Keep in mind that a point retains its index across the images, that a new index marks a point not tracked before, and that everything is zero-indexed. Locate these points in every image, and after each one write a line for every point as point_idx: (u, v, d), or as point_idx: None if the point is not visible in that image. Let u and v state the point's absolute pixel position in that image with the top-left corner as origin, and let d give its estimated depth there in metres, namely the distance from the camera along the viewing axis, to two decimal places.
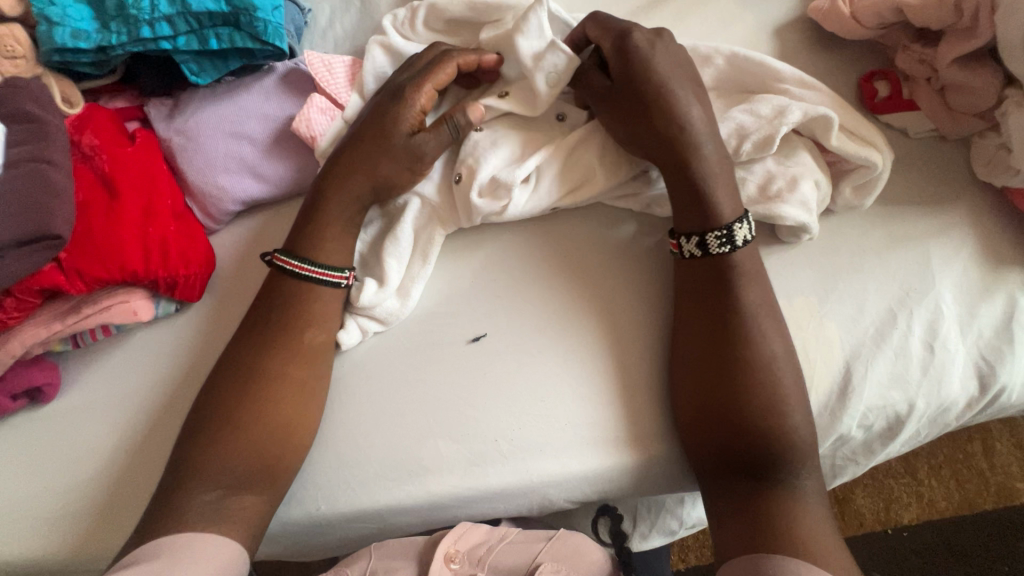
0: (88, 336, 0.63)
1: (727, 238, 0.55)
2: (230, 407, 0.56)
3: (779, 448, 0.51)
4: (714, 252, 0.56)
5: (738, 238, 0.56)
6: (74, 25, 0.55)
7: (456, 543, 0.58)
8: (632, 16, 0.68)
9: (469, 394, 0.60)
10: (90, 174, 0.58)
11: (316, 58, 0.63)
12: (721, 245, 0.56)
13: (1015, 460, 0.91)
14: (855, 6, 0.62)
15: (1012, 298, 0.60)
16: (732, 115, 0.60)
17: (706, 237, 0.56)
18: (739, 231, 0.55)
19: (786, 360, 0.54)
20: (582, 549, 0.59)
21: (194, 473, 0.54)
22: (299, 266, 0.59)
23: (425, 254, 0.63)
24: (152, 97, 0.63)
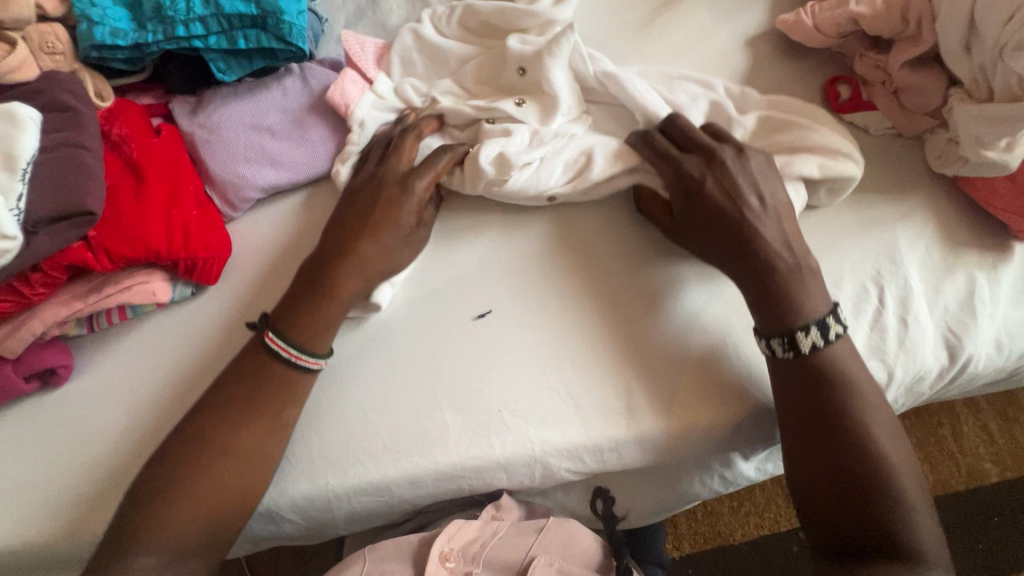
0: (104, 319, 0.64)
1: (791, 344, 0.56)
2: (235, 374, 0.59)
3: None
4: (779, 356, 0.57)
5: (803, 346, 0.55)
6: (113, 24, 0.60)
7: (451, 542, 0.60)
8: (619, 28, 0.75)
9: (475, 368, 0.63)
10: (119, 162, 0.62)
11: (351, 37, 0.70)
12: (786, 350, 0.56)
13: (982, 442, 0.96)
14: (817, 18, 0.69)
15: (971, 276, 0.66)
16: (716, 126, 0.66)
17: (769, 342, 0.57)
18: (804, 338, 0.55)
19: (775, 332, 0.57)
20: (574, 538, 0.62)
21: (203, 413, 0.57)
22: (288, 349, 0.59)
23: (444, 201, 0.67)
24: (177, 95, 0.68)
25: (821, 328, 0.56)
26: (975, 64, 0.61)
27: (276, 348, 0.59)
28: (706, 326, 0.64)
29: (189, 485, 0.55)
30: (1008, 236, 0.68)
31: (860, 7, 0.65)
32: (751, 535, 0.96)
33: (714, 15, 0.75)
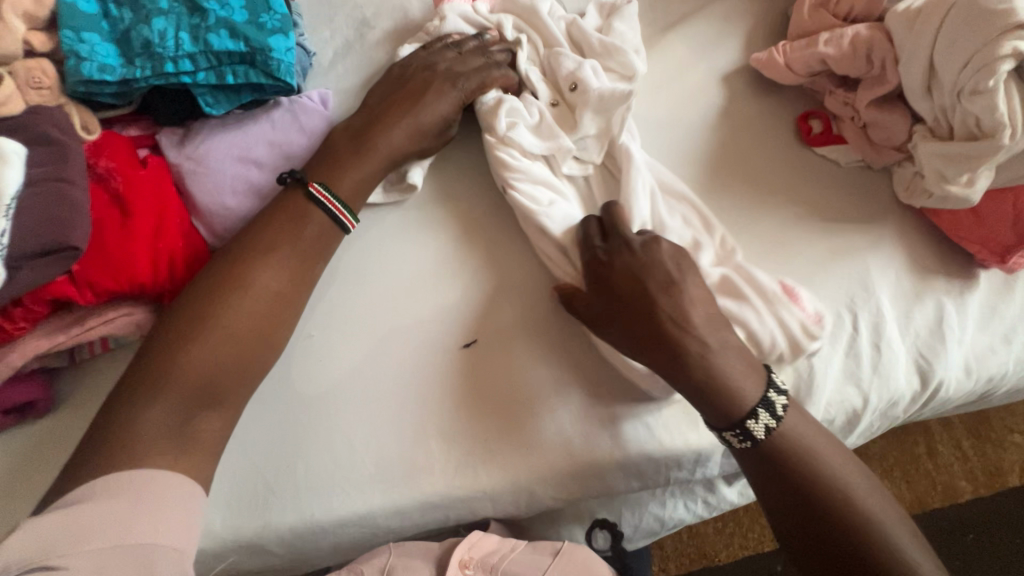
0: (85, 350, 0.64)
1: (744, 435, 0.55)
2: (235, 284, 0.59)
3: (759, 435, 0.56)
4: (734, 446, 0.57)
5: (756, 435, 0.55)
6: (101, 60, 0.60)
7: (470, 551, 0.60)
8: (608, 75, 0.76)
9: (462, 397, 0.63)
10: (104, 194, 0.62)
11: None
12: (741, 441, 0.56)
13: (956, 460, 0.99)
14: (788, 57, 0.72)
15: (940, 303, 0.69)
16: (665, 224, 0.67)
17: (723, 434, 0.57)
18: (756, 427, 0.55)
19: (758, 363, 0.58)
20: (593, 563, 0.60)
21: (217, 290, 0.59)
22: (331, 202, 0.64)
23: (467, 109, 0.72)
24: (164, 127, 0.68)
25: (768, 408, 0.55)
26: (936, 104, 0.64)
27: (319, 199, 0.64)
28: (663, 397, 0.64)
29: (191, 365, 0.55)
30: (973, 265, 0.70)
31: (828, 48, 0.69)
32: (736, 555, 0.97)
33: (693, 49, 0.78)
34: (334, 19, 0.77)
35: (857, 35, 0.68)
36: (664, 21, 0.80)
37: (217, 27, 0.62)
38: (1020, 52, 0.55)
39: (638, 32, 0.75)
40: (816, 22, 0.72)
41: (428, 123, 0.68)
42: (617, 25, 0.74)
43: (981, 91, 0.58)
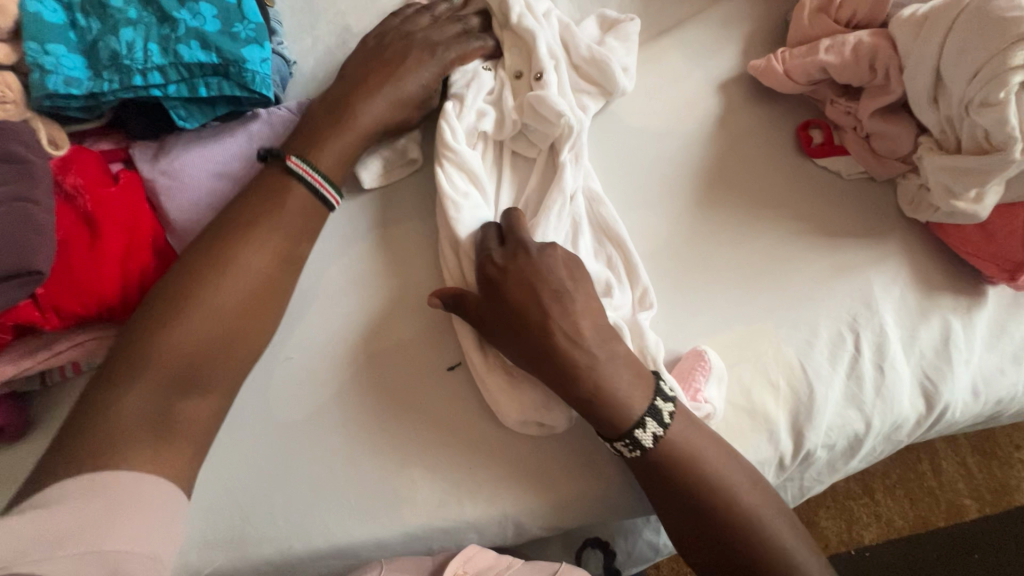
0: (56, 374, 0.62)
1: (633, 445, 0.54)
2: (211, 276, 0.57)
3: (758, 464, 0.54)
4: (627, 456, 0.55)
5: (644, 443, 0.54)
6: (67, 73, 0.58)
7: (465, 565, 0.56)
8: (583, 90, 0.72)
9: (447, 425, 0.61)
10: (72, 212, 0.59)
11: None
12: (630, 450, 0.54)
13: (961, 477, 0.96)
14: (787, 65, 0.68)
15: (946, 322, 0.66)
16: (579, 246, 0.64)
17: (615, 444, 0.55)
18: (643, 435, 0.54)
19: None
20: None
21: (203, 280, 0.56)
22: (312, 174, 0.62)
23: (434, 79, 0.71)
24: (137, 141, 0.65)
25: (655, 416, 0.55)
26: (943, 116, 0.61)
27: (298, 172, 0.62)
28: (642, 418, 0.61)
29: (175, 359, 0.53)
30: (981, 281, 0.68)
31: (829, 56, 0.65)
32: None
33: (688, 56, 0.75)
34: (314, 27, 0.74)
35: (860, 43, 0.65)
36: (658, 26, 0.77)
37: (188, 37, 0.59)
38: None
39: (633, 51, 0.72)
40: (817, 29, 0.68)
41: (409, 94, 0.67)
42: (610, 41, 0.71)
43: (991, 104, 0.55)
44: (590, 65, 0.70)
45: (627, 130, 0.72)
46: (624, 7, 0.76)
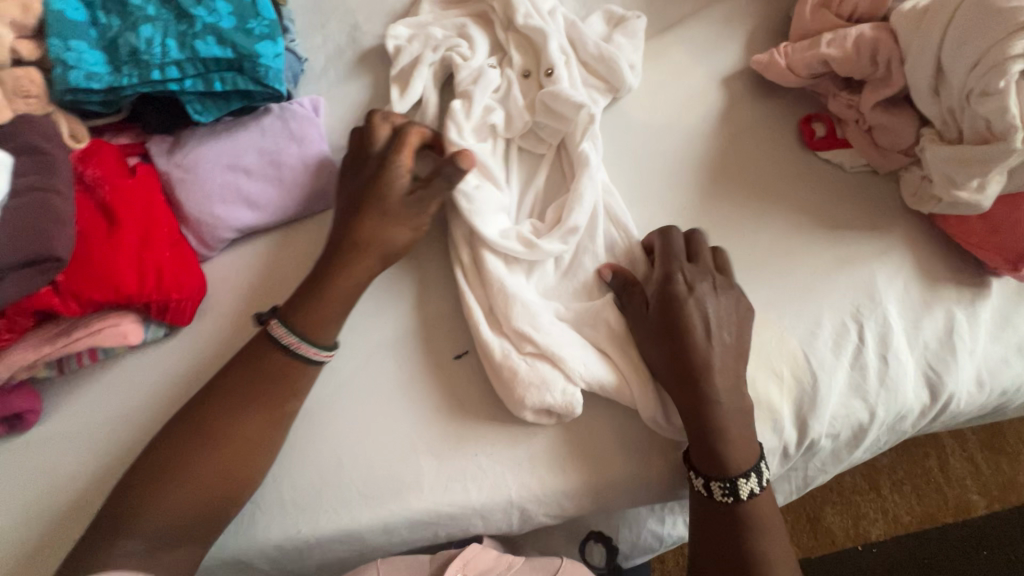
0: (74, 362, 0.63)
1: (730, 490, 0.56)
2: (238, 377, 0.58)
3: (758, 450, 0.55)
4: (716, 498, 0.57)
5: (742, 492, 0.56)
6: (88, 68, 0.59)
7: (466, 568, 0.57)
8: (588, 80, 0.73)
9: (453, 412, 0.62)
10: (91, 204, 0.61)
11: None
12: (725, 494, 0.56)
13: (969, 473, 0.95)
14: (790, 59, 0.69)
15: (950, 313, 0.66)
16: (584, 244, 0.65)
17: (710, 483, 0.57)
18: (744, 486, 0.56)
19: None
20: None
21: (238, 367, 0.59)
22: (289, 337, 0.59)
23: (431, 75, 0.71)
24: (154, 135, 0.67)
25: (759, 474, 0.57)
26: (944, 106, 0.61)
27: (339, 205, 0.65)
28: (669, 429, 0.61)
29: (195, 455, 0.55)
30: (985, 272, 0.68)
31: (831, 50, 0.66)
32: None
33: (691, 51, 0.76)
34: (326, 24, 0.75)
35: (861, 36, 0.66)
36: (662, 22, 0.78)
37: (204, 33, 0.61)
38: None
39: (639, 48, 0.73)
40: (819, 23, 0.69)
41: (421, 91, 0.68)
42: (618, 38, 0.73)
43: (992, 93, 0.55)
44: (599, 62, 0.72)
45: (631, 124, 0.73)
46: (628, 4, 0.78)
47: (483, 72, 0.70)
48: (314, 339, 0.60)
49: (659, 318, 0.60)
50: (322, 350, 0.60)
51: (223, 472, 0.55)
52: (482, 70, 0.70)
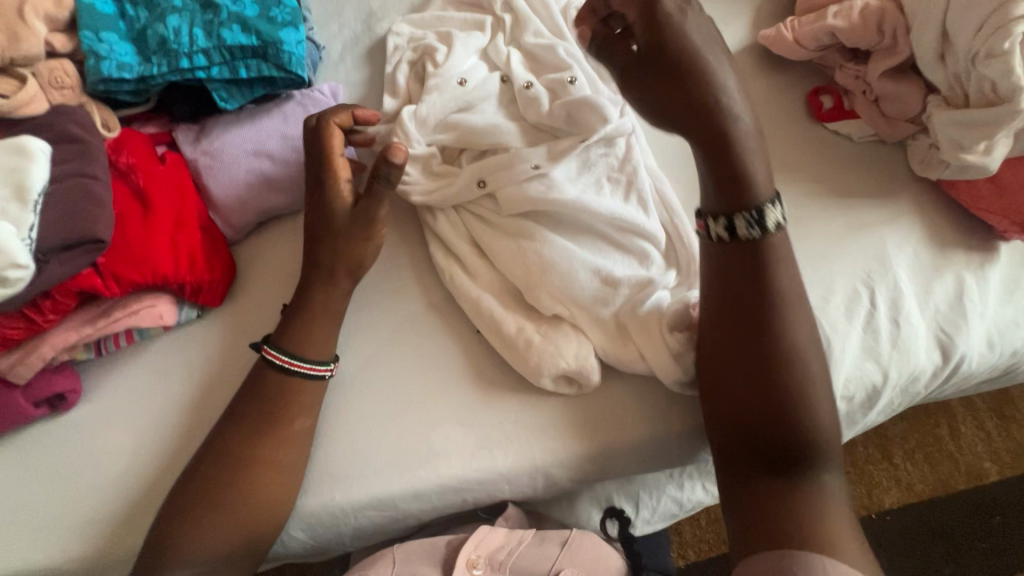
0: (111, 343, 0.66)
1: (757, 221, 0.57)
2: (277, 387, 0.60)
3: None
4: (742, 235, 0.58)
5: (769, 222, 0.57)
6: (120, 58, 0.62)
7: (478, 549, 0.60)
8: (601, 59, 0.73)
9: (478, 384, 0.64)
10: (126, 190, 0.64)
11: None
12: (751, 228, 0.57)
13: (981, 442, 0.97)
14: (797, 32, 0.71)
15: (960, 277, 0.68)
16: (590, 216, 0.66)
17: (734, 221, 0.57)
18: (770, 215, 0.57)
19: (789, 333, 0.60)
20: (599, 550, 0.62)
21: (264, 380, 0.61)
22: (280, 357, 0.61)
23: (444, 55, 0.71)
24: (181, 124, 0.70)
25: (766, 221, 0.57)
26: (950, 72, 0.62)
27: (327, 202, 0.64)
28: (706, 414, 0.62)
29: (240, 469, 0.57)
30: (993, 236, 0.69)
31: (838, 21, 0.67)
32: None
33: None
34: (341, 13, 0.77)
35: (867, 7, 0.67)
36: None
37: (230, 22, 0.63)
38: None
39: None
40: None
41: (436, 76, 0.69)
42: None
43: (997, 54, 0.57)
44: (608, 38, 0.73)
45: None
46: None
47: (468, 72, 0.71)
48: (309, 357, 0.62)
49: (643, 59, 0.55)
50: (318, 365, 0.61)
51: (266, 478, 0.58)
52: (467, 70, 0.71)
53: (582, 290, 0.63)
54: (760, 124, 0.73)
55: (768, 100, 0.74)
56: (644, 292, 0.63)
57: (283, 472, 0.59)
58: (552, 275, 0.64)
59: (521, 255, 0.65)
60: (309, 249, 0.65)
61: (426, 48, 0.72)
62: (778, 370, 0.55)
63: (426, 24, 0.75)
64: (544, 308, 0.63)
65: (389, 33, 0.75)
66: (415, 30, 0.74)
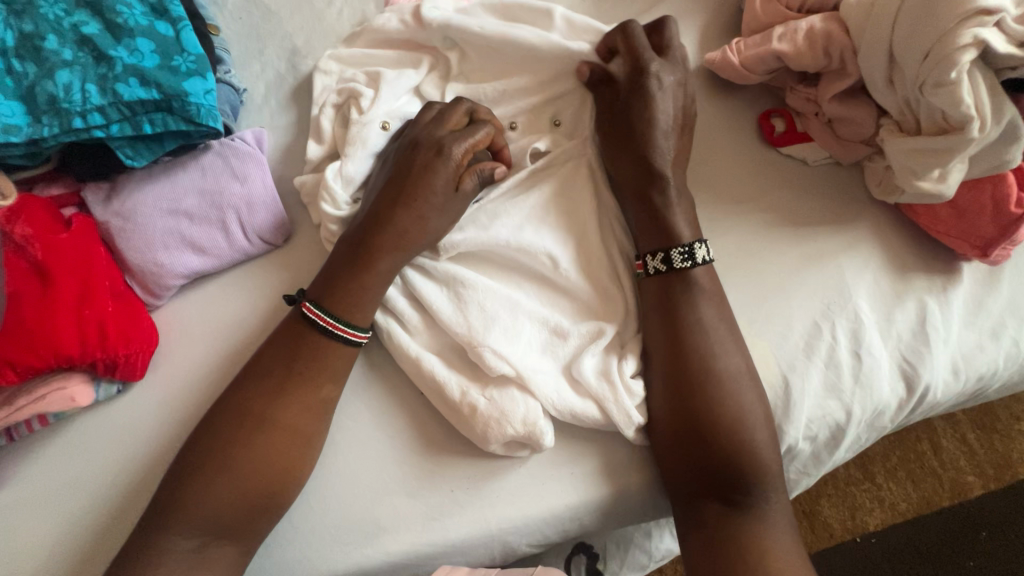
0: (23, 428, 0.60)
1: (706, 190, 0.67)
2: (200, 478, 0.52)
3: (733, 462, 0.54)
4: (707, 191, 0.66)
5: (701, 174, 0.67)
6: (5, 121, 0.56)
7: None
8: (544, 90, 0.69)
9: (425, 450, 0.60)
10: (23, 263, 0.58)
11: None
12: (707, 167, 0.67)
13: (961, 454, 0.95)
14: (743, 55, 0.67)
15: (922, 304, 0.65)
16: (537, 259, 0.62)
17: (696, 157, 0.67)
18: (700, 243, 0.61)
19: (745, 379, 0.57)
20: None
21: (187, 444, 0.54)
22: (324, 319, 0.57)
23: (375, 96, 0.66)
24: (88, 183, 0.64)
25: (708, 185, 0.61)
26: (900, 97, 0.59)
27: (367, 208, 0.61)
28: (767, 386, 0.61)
29: (189, 506, 0.51)
30: (955, 258, 0.67)
31: (783, 44, 0.64)
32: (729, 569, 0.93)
33: None
34: (263, 51, 0.72)
35: (812, 28, 0.63)
36: (613, 21, 0.76)
37: (126, 75, 0.58)
38: (982, 41, 0.52)
39: None
40: (769, 16, 0.68)
41: (364, 120, 0.65)
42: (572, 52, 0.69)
43: (944, 85, 0.54)
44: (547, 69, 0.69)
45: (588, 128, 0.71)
46: (575, 6, 0.76)
47: (399, 115, 0.67)
48: (353, 322, 0.58)
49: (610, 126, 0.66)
50: (359, 331, 0.58)
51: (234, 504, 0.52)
52: (398, 113, 0.67)
53: (528, 345, 0.59)
54: (711, 151, 0.70)
55: (718, 126, 0.71)
56: (597, 343, 0.60)
57: (259, 484, 0.53)
58: (496, 330, 0.59)
59: (462, 308, 0.60)
60: (387, 210, 0.59)
61: (353, 90, 0.67)
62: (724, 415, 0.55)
63: (355, 62, 0.70)
64: (490, 369, 0.57)
65: (317, 72, 0.70)
66: (344, 70, 0.69)
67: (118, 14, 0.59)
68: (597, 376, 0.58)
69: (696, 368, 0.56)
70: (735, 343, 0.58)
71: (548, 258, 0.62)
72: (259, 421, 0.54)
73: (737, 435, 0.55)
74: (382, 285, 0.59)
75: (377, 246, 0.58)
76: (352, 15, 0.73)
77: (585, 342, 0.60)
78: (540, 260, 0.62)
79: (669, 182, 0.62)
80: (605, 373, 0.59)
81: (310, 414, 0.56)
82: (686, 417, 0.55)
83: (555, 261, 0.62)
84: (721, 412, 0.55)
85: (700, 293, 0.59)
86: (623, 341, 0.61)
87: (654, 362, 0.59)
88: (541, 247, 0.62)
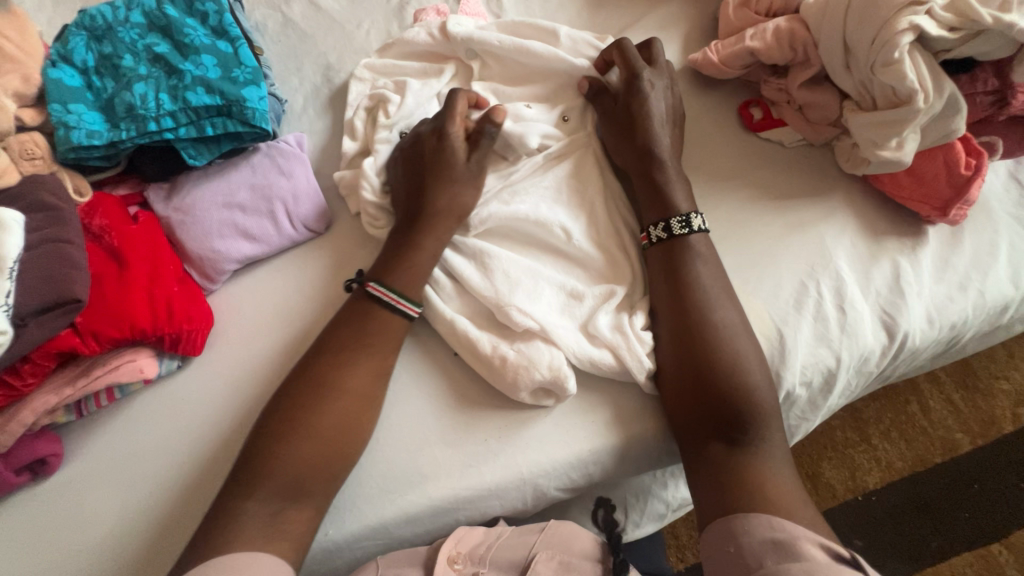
0: (92, 403, 0.66)
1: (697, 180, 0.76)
2: (269, 437, 0.58)
3: (736, 396, 0.61)
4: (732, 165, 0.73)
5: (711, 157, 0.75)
6: (88, 127, 0.65)
7: (457, 546, 0.60)
8: (551, 93, 0.79)
9: (459, 406, 0.66)
10: (101, 250, 0.66)
11: None
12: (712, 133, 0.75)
13: (950, 414, 1.01)
14: (721, 54, 0.78)
15: (896, 262, 0.73)
16: (551, 230, 0.70)
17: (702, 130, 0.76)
18: (696, 219, 0.68)
19: (740, 327, 0.65)
20: (574, 536, 0.62)
21: None
22: (389, 295, 0.65)
23: (403, 100, 0.76)
24: (151, 183, 0.72)
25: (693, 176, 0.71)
26: (856, 80, 0.69)
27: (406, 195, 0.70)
28: (762, 338, 0.68)
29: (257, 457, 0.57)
30: (920, 222, 0.75)
31: (754, 42, 0.74)
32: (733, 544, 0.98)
33: None
34: (301, 68, 0.82)
35: (778, 28, 0.74)
36: (608, 32, 0.86)
37: (194, 85, 0.67)
38: (916, 26, 0.62)
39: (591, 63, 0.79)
40: (741, 21, 0.78)
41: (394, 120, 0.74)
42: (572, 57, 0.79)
43: (890, 64, 0.64)
44: (553, 72, 0.79)
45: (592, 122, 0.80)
46: (573, 22, 0.86)
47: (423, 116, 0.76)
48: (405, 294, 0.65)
49: (613, 118, 0.74)
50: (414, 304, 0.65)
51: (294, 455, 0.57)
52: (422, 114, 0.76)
53: (549, 306, 0.67)
54: (701, 139, 0.80)
55: (705, 117, 0.81)
56: (609, 302, 0.67)
57: (313, 439, 0.58)
58: (520, 292, 0.66)
59: (489, 277, 0.68)
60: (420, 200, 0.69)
61: (382, 95, 0.76)
62: (726, 357, 0.62)
63: (386, 72, 0.80)
64: (516, 324, 0.64)
65: (352, 80, 0.79)
66: (376, 78, 0.79)
67: (185, 36, 0.70)
68: (611, 331, 0.65)
69: (699, 318, 0.64)
70: (730, 297, 0.66)
71: (561, 230, 0.70)
72: (319, 382, 0.61)
73: (739, 374, 0.62)
74: (416, 259, 0.67)
75: (422, 226, 0.68)
76: (378, 35, 0.84)
77: (596, 304, 0.68)
78: (554, 232, 0.70)
79: (666, 163, 0.71)
80: (618, 328, 0.66)
81: (358, 373, 0.62)
82: (692, 361, 0.63)
83: (567, 233, 0.70)
84: (724, 355, 0.62)
85: (697, 254, 0.67)
86: (632, 301, 0.69)
87: (662, 315, 0.66)
88: (555, 220, 0.70)
